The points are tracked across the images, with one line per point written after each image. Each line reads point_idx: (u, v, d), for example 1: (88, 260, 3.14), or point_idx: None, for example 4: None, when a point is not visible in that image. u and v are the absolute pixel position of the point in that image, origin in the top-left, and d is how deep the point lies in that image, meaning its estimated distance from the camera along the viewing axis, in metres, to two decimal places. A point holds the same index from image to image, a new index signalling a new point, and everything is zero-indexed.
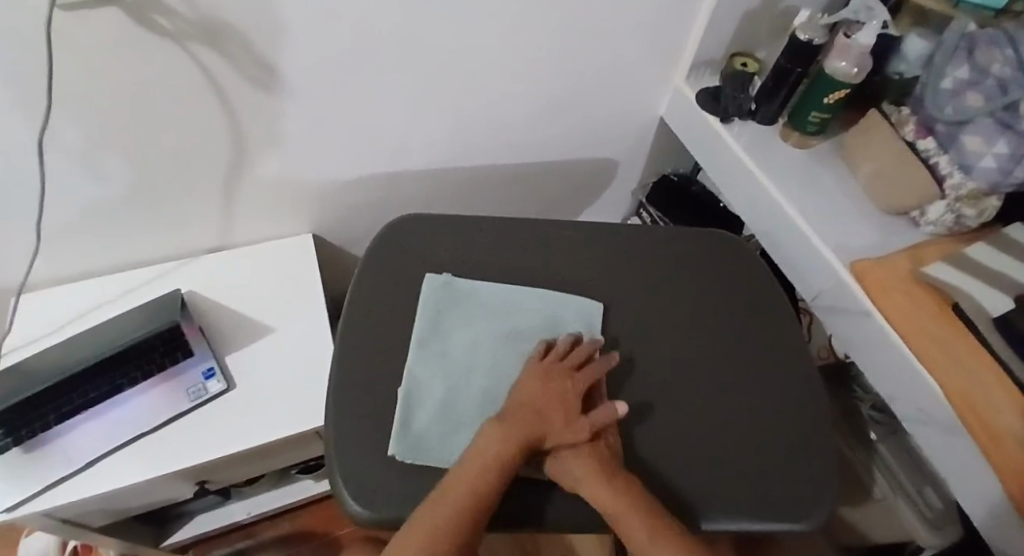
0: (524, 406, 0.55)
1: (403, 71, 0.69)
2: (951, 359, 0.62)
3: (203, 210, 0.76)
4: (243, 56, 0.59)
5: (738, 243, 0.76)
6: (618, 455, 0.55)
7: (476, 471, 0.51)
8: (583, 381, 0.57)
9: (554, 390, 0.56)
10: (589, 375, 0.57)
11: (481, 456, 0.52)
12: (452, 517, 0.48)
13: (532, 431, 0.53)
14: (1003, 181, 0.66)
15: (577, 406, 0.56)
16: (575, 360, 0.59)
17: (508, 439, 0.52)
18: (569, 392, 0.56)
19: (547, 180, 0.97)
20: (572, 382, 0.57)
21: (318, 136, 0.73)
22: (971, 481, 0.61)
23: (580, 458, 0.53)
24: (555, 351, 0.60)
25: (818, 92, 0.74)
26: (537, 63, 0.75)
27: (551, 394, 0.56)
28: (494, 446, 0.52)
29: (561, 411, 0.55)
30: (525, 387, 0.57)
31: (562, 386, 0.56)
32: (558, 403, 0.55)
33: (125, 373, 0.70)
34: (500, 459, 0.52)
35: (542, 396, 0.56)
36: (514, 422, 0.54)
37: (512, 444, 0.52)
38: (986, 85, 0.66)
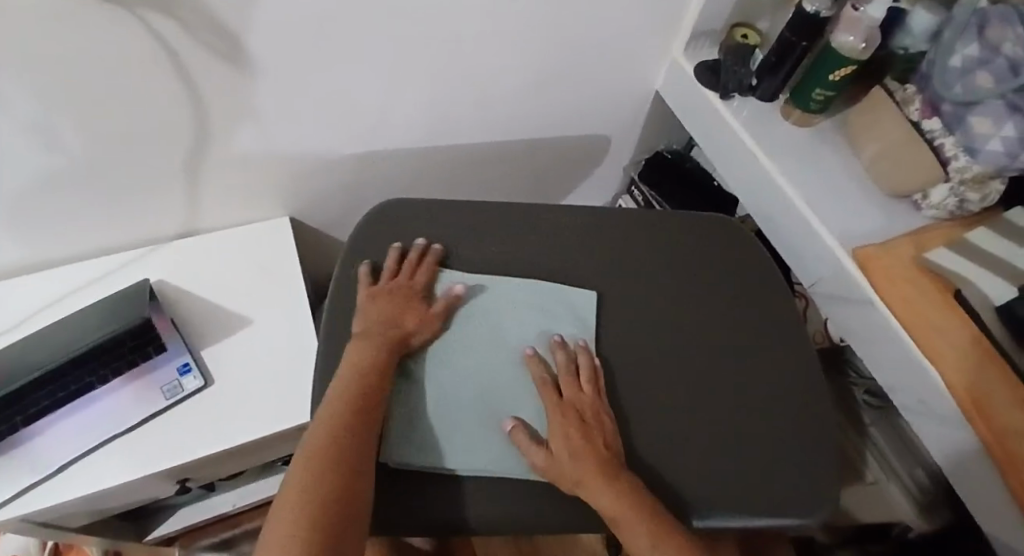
0: (386, 312, 0.59)
1: (385, 42, 0.64)
2: (953, 351, 0.61)
3: (170, 192, 0.71)
4: (206, 27, 0.53)
5: (738, 228, 0.73)
6: (620, 459, 0.53)
7: (354, 383, 0.53)
8: (419, 281, 0.63)
9: (398, 295, 0.61)
10: (422, 276, 0.63)
11: (353, 369, 0.55)
12: (343, 417, 0.51)
13: (392, 333, 0.58)
14: (1009, 165, 0.64)
15: (423, 301, 0.61)
16: (405, 270, 0.63)
17: (372, 344, 0.56)
18: (412, 292, 0.61)
19: (537, 157, 0.93)
20: (411, 284, 0.62)
21: (291, 111, 0.68)
22: (968, 471, 0.61)
23: (579, 460, 0.52)
24: (392, 262, 0.64)
25: (825, 67, 0.70)
26: (528, 32, 0.70)
27: (398, 300, 0.60)
28: (364, 357, 0.56)
29: (409, 310, 0.60)
30: (371, 303, 0.60)
31: (404, 290, 0.61)
32: (406, 302, 0.60)
33: (94, 371, 0.65)
34: (375, 363, 0.55)
35: (390, 303, 0.60)
36: (375, 332, 0.57)
37: (377, 350, 0.56)
38: (996, 65, 0.64)
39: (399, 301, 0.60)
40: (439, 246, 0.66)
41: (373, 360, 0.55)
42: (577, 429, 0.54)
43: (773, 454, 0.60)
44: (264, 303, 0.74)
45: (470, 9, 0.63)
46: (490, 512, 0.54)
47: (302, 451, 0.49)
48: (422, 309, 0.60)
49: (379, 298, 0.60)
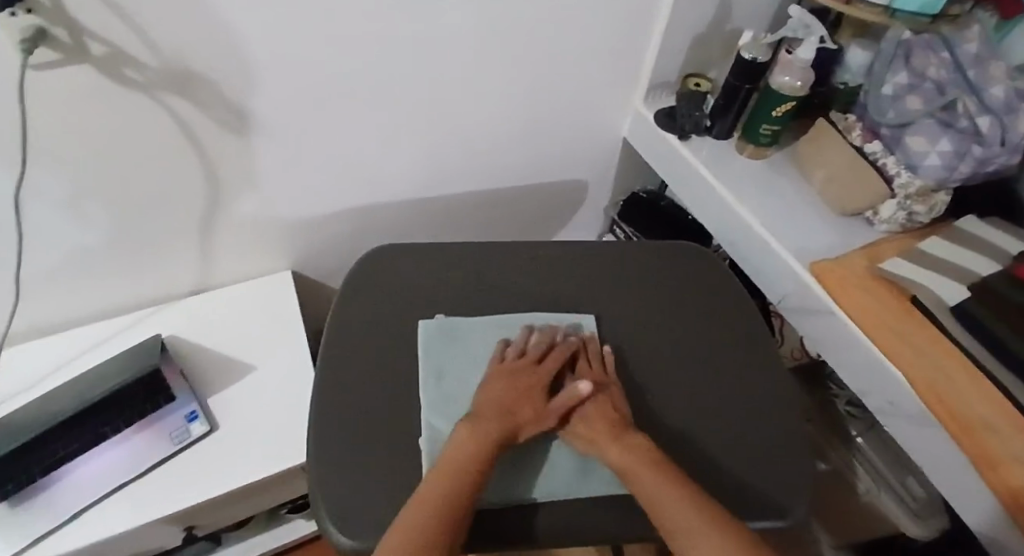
0: (506, 399, 0.57)
1: (373, 107, 0.72)
2: (916, 352, 0.64)
3: (180, 252, 0.78)
4: (212, 102, 0.62)
5: (705, 253, 0.79)
6: (626, 420, 0.57)
7: (458, 467, 0.51)
8: (546, 369, 0.60)
9: (523, 380, 0.59)
10: (552, 362, 0.61)
11: (453, 462, 0.51)
12: (444, 508, 0.48)
13: (504, 419, 0.55)
14: (950, 177, 0.69)
15: (542, 393, 0.59)
16: (535, 352, 0.62)
17: (481, 428, 0.54)
18: (537, 381, 0.59)
19: (519, 204, 1.00)
20: (537, 370, 0.60)
21: (292, 173, 0.75)
22: (946, 467, 0.63)
23: (592, 420, 0.56)
24: (519, 347, 0.62)
25: (768, 105, 0.78)
26: (501, 93, 0.79)
27: (517, 387, 0.58)
28: (469, 438, 0.53)
29: (529, 400, 0.57)
30: (489, 386, 0.59)
31: (528, 377, 0.59)
32: (526, 392, 0.58)
33: (109, 421, 0.70)
34: (477, 457, 0.52)
35: (511, 390, 0.58)
36: (490, 417, 0.55)
37: (487, 441, 0.53)
38: (925, 88, 0.71)
39: (519, 389, 0.58)
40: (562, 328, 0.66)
41: (482, 443, 0.53)
42: (588, 392, 0.58)
43: (764, 458, 0.61)
44: (266, 350, 0.79)
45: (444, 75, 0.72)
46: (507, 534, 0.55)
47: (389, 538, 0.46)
48: (540, 401, 0.58)
49: (501, 383, 0.58)
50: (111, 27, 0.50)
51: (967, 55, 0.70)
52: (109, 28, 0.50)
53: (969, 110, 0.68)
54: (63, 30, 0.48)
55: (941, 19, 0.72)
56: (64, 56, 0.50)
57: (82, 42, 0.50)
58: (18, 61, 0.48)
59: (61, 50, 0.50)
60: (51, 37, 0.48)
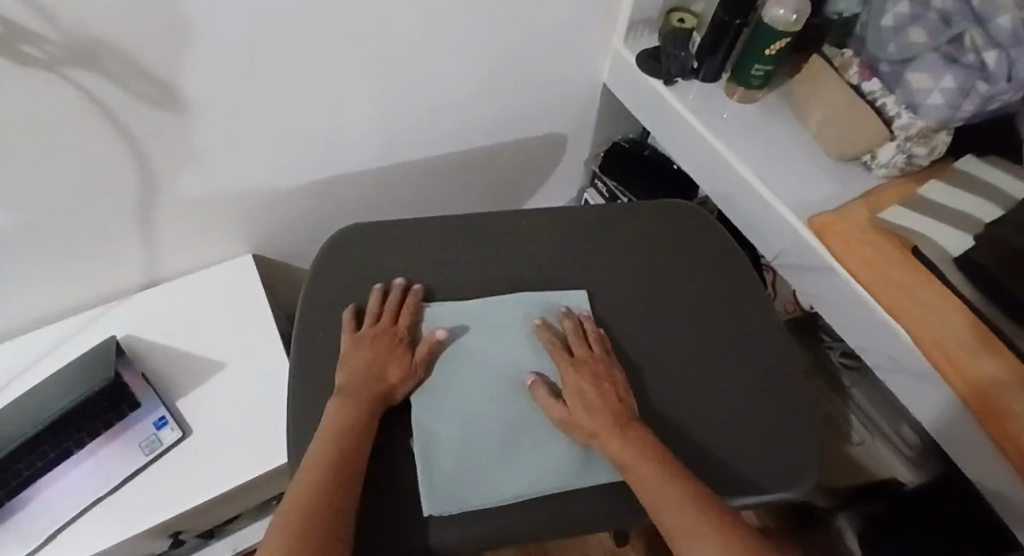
0: (377, 365, 0.56)
1: (324, 69, 0.64)
2: (921, 307, 0.62)
3: (125, 243, 0.70)
4: (135, 75, 0.53)
5: (698, 210, 0.74)
6: (632, 412, 0.55)
7: (339, 438, 0.50)
8: (403, 326, 0.60)
9: (382, 338, 0.58)
10: (405, 318, 0.61)
11: (330, 434, 0.50)
12: (323, 483, 0.46)
13: (372, 384, 0.54)
14: (953, 116, 0.66)
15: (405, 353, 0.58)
16: (387, 311, 0.61)
17: (352, 400, 0.53)
18: (397, 337, 0.59)
19: (494, 163, 0.93)
20: (396, 332, 0.59)
21: (239, 147, 0.67)
22: (948, 420, 0.62)
23: (594, 413, 0.54)
24: (376, 308, 0.61)
25: (759, 44, 0.71)
26: (468, 42, 0.71)
27: (380, 350, 0.57)
28: (345, 411, 0.52)
29: (394, 357, 0.57)
30: (352, 352, 0.57)
31: (387, 335, 0.59)
32: (391, 352, 0.58)
33: (70, 436, 0.65)
34: (352, 423, 0.51)
35: (373, 349, 0.57)
36: (358, 381, 0.54)
37: (361, 405, 0.52)
38: (929, 19, 0.65)
39: (381, 347, 0.57)
40: (415, 284, 0.64)
41: (360, 413, 0.52)
42: (590, 382, 0.56)
43: (769, 428, 0.59)
44: (236, 345, 0.74)
45: (403, 26, 0.64)
46: (506, 533, 0.52)
47: (275, 532, 0.44)
48: (405, 356, 0.58)
49: (360, 347, 0.57)
50: None
51: None
52: None
53: (976, 43, 0.62)
54: None
55: None
56: None
57: None
58: None
59: None
60: None
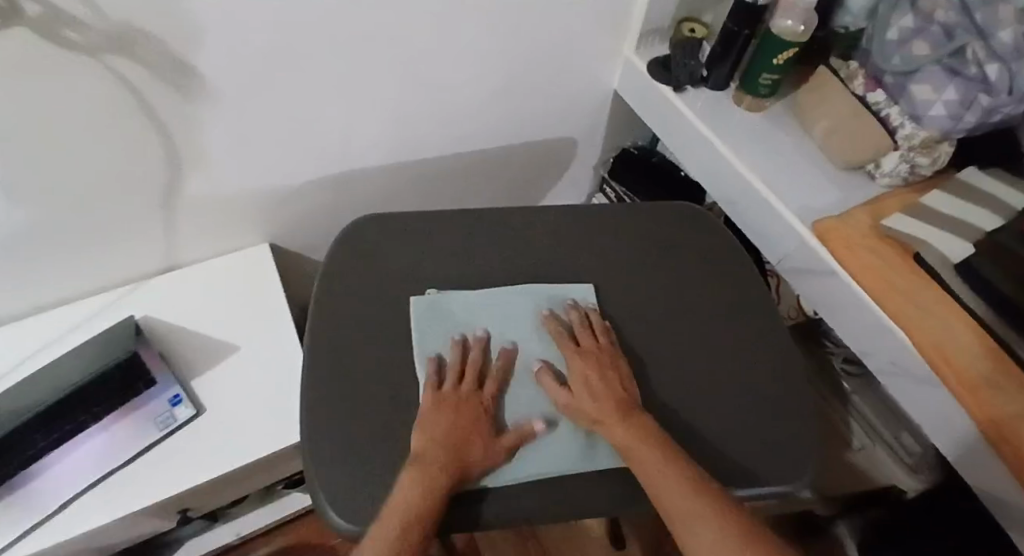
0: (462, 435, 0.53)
1: (345, 64, 0.67)
2: (921, 311, 0.63)
3: (148, 228, 0.73)
4: (167, 62, 0.56)
5: (705, 214, 0.76)
6: (635, 401, 0.57)
7: (410, 515, 0.47)
8: (488, 398, 0.58)
9: (466, 410, 0.56)
10: (491, 390, 0.58)
11: (402, 507, 0.47)
12: None
13: (454, 453, 0.52)
14: (955, 127, 0.67)
15: (491, 426, 0.56)
16: (472, 377, 0.58)
17: (431, 464, 0.50)
18: (481, 410, 0.56)
19: (506, 165, 0.95)
20: (479, 401, 0.57)
21: (261, 137, 0.70)
22: (947, 424, 0.63)
23: (598, 399, 0.56)
24: (459, 372, 0.59)
25: (767, 54, 0.73)
26: (484, 43, 0.73)
27: (464, 417, 0.55)
28: (421, 483, 0.49)
29: (477, 432, 0.54)
30: (435, 415, 0.54)
31: (471, 406, 0.56)
32: (474, 426, 0.55)
33: (86, 410, 0.68)
34: (424, 498, 0.48)
35: (457, 419, 0.55)
36: (437, 450, 0.51)
37: (439, 480, 0.49)
38: (932, 32, 0.66)
39: (465, 419, 0.55)
40: (506, 345, 0.62)
41: (436, 489, 0.49)
42: (595, 371, 0.58)
43: (768, 423, 0.61)
44: (249, 330, 0.76)
45: (422, 25, 0.67)
46: (507, 512, 0.54)
47: None
48: (489, 433, 0.55)
49: (443, 414, 0.55)
50: None
51: None
52: None
53: (978, 56, 0.64)
54: None
55: None
56: None
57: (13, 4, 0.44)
58: None
59: None
60: None
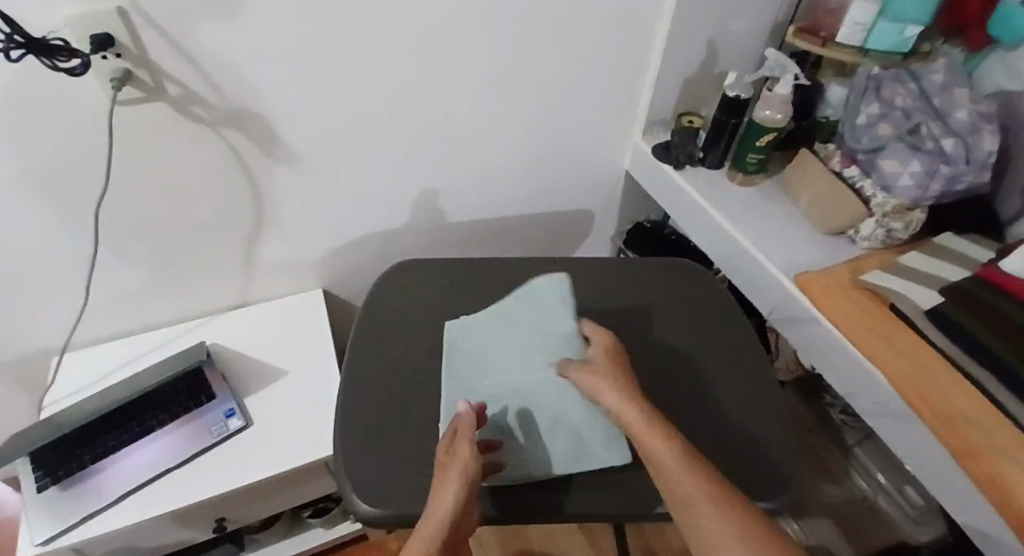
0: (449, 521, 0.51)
1: (399, 143, 0.83)
2: (899, 355, 0.69)
3: (225, 269, 0.87)
4: (262, 135, 0.73)
5: (707, 272, 0.84)
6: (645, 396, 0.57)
7: None
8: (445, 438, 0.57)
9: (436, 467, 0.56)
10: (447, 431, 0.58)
11: None
12: None
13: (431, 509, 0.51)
14: (923, 196, 0.75)
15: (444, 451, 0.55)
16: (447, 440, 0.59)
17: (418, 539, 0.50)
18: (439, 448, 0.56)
19: (530, 232, 1.08)
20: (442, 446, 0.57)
21: (326, 198, 0.85)
22: (934, 463, 0.66)
23: (612, 383, 0.57)
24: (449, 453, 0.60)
25: (750, 137, 0.86)
26: (513, 128, 0.89)
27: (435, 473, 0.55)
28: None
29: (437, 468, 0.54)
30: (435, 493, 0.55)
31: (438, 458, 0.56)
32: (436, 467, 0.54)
33: (154, 416, 0.79)
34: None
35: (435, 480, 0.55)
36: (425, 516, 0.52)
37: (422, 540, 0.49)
38: (895, 116, 0.77)
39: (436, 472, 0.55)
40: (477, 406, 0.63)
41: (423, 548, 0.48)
42: (613, 367, 0.60)
43: (755, 449, 0.66)
44: (297, 360, 0.88)
45: (462, 113, 0.83)
46: (509, 505, 0.62)
47: None
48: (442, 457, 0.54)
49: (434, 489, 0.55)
50: (184, 70, 0.62)
51: (933, 85, 0.77)
52: (183, 72, 0.62)
53: (934, 133, 0.75)
54: (145, 72, 0.60)
55: (914, 56, 0.85)
56: (144, 95, 0.62)
57: (161, 84, 0.62)
58: (108, 97, 0.61)
59: (143, 89, 0.62)
60: (135, 78, 0.60)
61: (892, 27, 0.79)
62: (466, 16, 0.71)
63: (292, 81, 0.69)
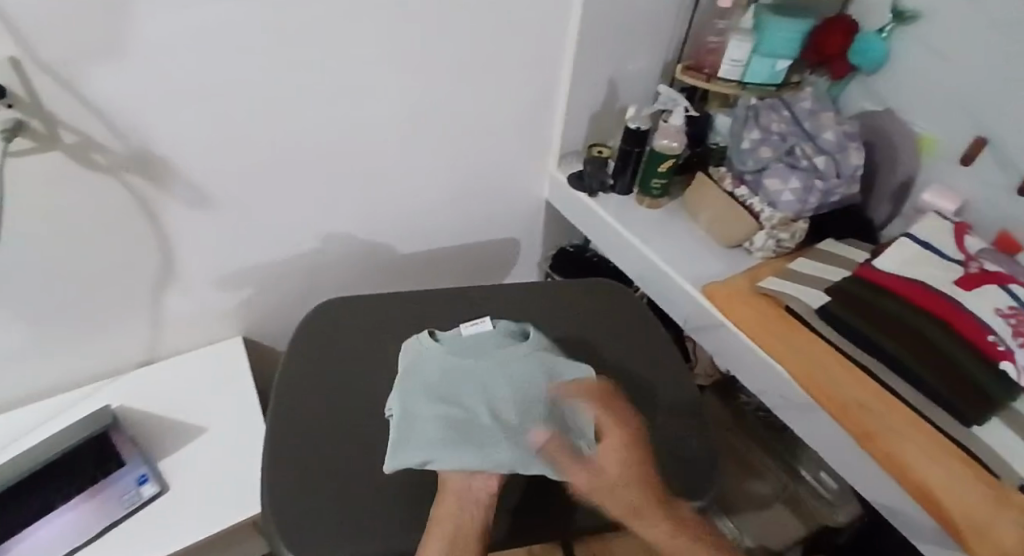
0: (452, 498, 0.56)
1: (319, 179, 0.84)
2: (798, 352, 0.76)
3: (135, 320, 0.84)
4: (169, 180, 0.72)
5: (628, 291, 0.90)
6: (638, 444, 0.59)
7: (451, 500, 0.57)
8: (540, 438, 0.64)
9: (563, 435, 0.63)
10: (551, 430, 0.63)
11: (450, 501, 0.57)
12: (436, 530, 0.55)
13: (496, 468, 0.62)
14: (805, 207, 0.85)
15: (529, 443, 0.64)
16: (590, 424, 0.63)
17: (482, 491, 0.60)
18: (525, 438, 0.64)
19: (458, 262, 1.11)
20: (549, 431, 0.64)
21: (247, 237, 0.84)
22: (836, 443, 0.73)
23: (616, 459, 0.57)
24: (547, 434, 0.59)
25: (652, 164, 0.94)
26: (433, 162, 0.92)
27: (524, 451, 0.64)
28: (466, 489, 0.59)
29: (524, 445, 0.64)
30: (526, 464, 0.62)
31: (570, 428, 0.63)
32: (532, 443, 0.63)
33: (59, 488, 0.72)
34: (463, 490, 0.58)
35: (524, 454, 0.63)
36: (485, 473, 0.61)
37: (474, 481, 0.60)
38: (773, 140, 0.86)
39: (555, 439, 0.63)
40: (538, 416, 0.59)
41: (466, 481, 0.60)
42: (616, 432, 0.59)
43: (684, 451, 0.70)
44: (221, 412, 0.85)
45: (380, 147, 0.85)
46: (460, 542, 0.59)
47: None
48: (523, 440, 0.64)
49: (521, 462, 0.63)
50: (81, 117, 0.61)
51: (802, 111, 0.87)
52: (80, 119, 0.61)
53: (808, 153, 0.85)
54: (39, 121, 0.59)
55: (785, 88, 0.96)
56: (37, 144, 0.60)
57: (56, 132, 0.60)
58: None
59: (36, 138, 0.60)
60: (28, 128, 0.58)
61: (765, 62, 0.91)
62: (374, 55, 0.74)
63: (199, 123, 0.69)
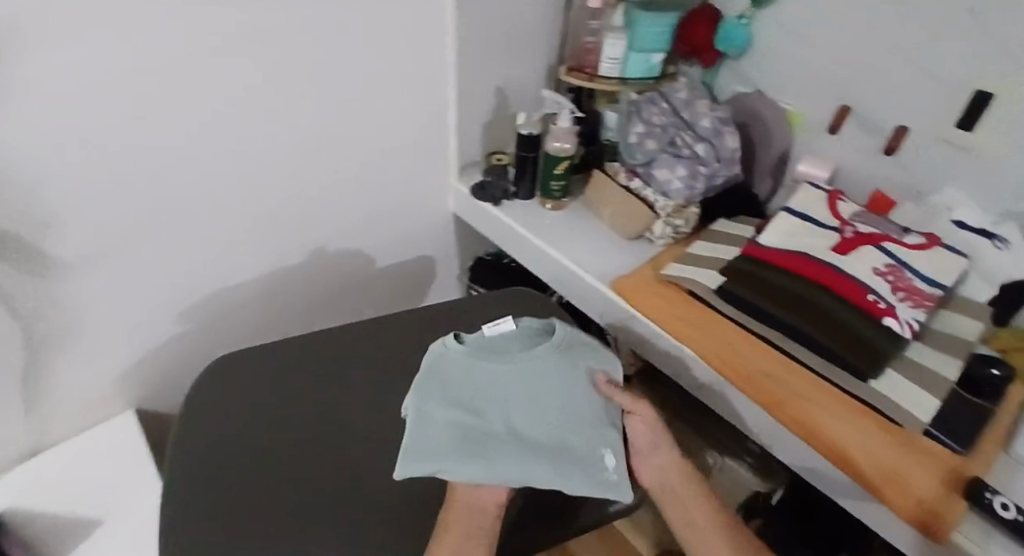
0: (460, 506, 0.59)
1: (202, 228, 0.81)
2: (703, 334, 0.80)
3: (19, 404, 0.79)
4: (21, 256, 0.68)
5: (543, 297, 0.91)
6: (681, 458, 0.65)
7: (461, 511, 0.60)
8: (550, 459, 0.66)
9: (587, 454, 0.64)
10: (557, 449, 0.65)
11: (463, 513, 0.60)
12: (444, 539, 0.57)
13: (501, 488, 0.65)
14: (693, 193, 0.90)
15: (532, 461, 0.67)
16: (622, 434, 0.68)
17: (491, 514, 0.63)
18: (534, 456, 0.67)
19: (375, 288, 1.10)
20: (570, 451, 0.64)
21: (135, 298, 0.81)
22: (748, 415, 0.77)
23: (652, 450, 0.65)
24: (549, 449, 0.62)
25: (548, 167, 0.95)
26: (327, 193, 0.91)
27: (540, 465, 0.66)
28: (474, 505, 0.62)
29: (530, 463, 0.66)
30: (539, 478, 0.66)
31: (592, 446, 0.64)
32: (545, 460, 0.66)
33: None
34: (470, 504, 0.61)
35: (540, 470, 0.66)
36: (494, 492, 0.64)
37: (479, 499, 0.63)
38: (658, 133, 0.90)
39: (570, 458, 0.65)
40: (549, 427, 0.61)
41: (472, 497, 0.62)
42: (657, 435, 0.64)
43: None
44: (132, 486, 0.81)
45: (264, 187, 0.83)
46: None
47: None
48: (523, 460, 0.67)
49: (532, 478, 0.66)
50: None
51: (679, 102, 0.91)
52: None
53: (688, 141, 0.89)
54: None
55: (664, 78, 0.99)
56: None
57: None
58: None
59: None
60: None
61: (640, 58, 0.94)
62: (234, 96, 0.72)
63: (45, 192, 0.65)
